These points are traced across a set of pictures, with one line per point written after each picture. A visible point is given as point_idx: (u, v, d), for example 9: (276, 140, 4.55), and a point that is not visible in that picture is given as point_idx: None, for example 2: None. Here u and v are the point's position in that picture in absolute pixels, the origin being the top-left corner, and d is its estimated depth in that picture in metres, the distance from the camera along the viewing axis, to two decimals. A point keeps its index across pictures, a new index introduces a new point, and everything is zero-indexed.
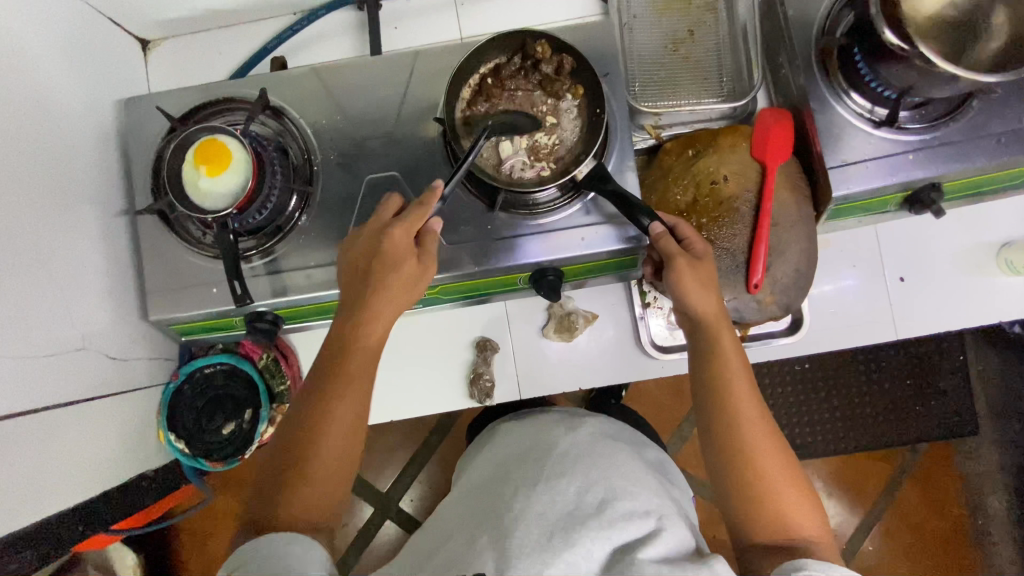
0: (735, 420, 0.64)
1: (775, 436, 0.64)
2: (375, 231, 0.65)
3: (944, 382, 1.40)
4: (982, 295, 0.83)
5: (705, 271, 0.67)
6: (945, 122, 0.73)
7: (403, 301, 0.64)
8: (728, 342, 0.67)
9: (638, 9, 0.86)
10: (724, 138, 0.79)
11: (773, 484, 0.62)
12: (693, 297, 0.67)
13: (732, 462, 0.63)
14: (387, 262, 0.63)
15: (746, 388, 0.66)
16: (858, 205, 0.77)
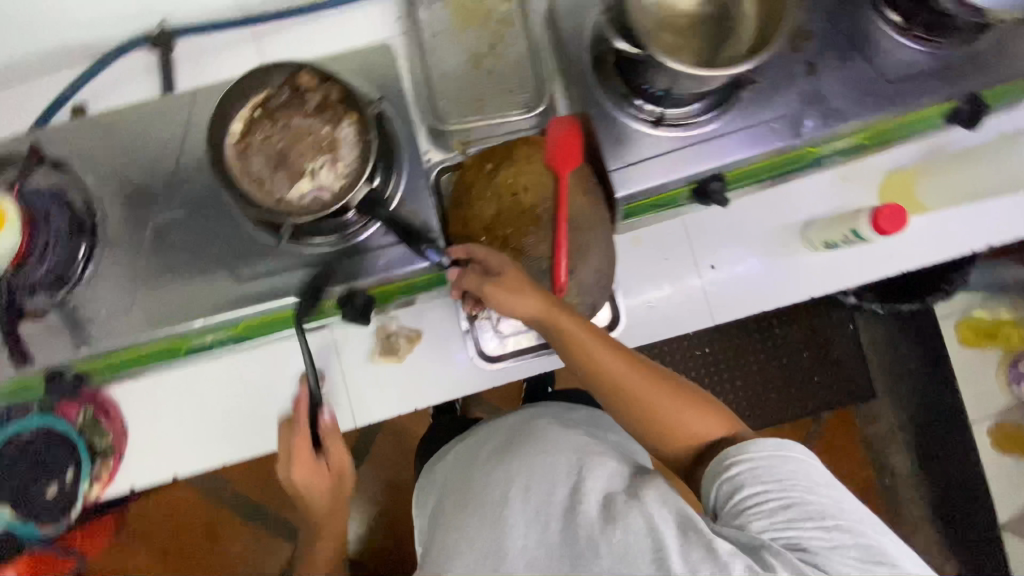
0: (603, 379, 0.68)
1: (646, 370, 0.69)
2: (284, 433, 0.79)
3: (840, 351, 1.46)
4: (790, 274, 0.86)
5: (512, 279, 0.69)
6: (719, 115, 0.76)
7: (325, 467, 0.80)
8: (567, 322, 0.68)
9: (438, 28, 0.87)
10: (520, 149, 0.80)
11: (661, 417, 0.67)
12: (519, 305, 0.68)
13: (626, 410, 0.69)
14: (297, 455, 0.78)
15: (603, 349, 0.69)
16: (649, 203, 0.81)
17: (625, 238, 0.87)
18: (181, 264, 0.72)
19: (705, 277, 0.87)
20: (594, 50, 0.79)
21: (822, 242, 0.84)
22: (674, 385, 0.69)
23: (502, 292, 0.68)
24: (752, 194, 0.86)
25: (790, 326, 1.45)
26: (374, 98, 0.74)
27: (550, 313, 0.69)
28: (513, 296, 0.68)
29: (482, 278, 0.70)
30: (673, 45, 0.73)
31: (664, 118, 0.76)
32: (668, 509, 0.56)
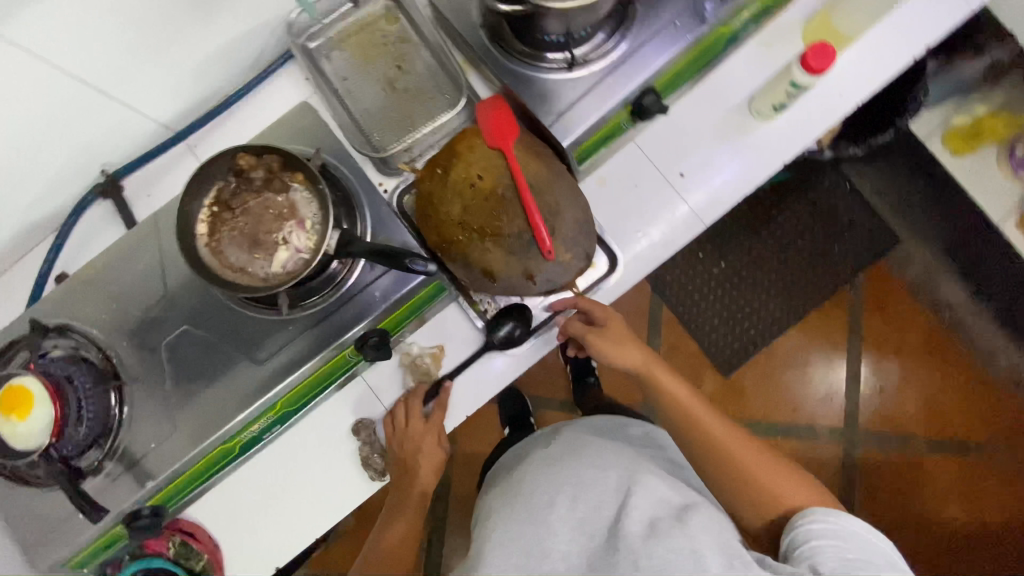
0: (699, 426, 0.80)
1: (748, 439, 0.79)
2: (405, 424, 0.84)
3: (848, 213, 1.66)
4: (755, 148, 0.87)
5: (616, 334, 0.86)
6: (625, 32, 0.79)
7: (435, 458, 0.85)
8: (665, 377, 0.84)
9: (346, 72, 0.92)
10: (460, 144, 0.83)
11: (741, 461, 0.76)
12: (618, 353, 0.85)
13: (708, 451, 0.78)
14: (417, 443, 0.83)
15: (705, 415, 0.80)
16: (598, 138, 0.83)
17: (590, 182, 0.89)
18: (201, 372, 0.76)
19: (679, 188, 0.88)
20: (486, 25, 0.81)
21: (771, 108, 0.84)
22: (788, 467, 0.76)
23: (600, 343, 0.85)
24: (688, 94, 0.88)
25: (784, 215, 1.67)
26: (311, 155, 0.77)
27: (647, 368, 0.85)
28: (611, 345, 0.85)
29: (587, 329, 0.86)
30: None
31: (580, 56, 0.79)
32: (712, 540, 0.65)
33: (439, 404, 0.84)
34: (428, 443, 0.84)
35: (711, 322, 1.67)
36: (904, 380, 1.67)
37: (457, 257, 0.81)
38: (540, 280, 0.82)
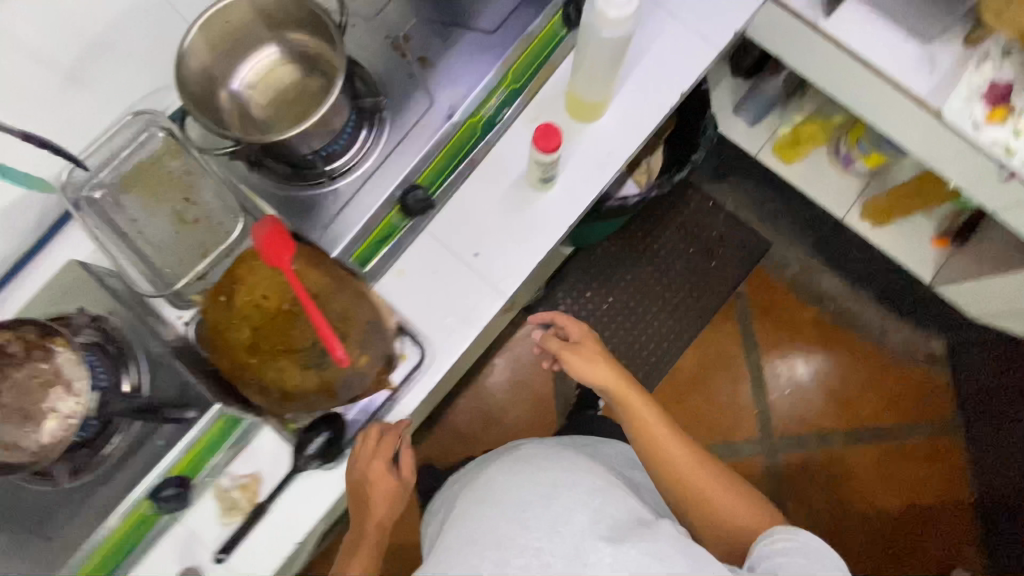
0: (653, 441, 0.84)
1: (708, 465, 0.82)
2: (364, 455, 0.81)
3: (718, 228, 1.73)
4: (538, 217, 0.91)
5: (589, 353, 0.92)
6: (375, 139, 0.82)
7: (393, 496, 0.82)
8: (635, 398, 0.87)
9: (134, 211, 0.90)
10: (240, 267, 0.82)
11: (692, 480, 0.81)
12: (594, 364, 0.91)
13: (670, 472, 0.82)
14: (374, 482, 0.80)
15: (659, 432, 0.84)
16: (372, 240, 0.82)
17: (389, 275, 0.88)
18: None
19: (474, 266, 0.90)
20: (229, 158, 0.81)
21: (537, 181, 0.89)
22: (752, 496, 0.80)
23: (570, 356, 0.92)
24: (466, 176, 0.91)
25: (661, 240, 1.73)
26: (74, 315, 0.77)
27: (621, 387, 0.88)
28: (585, 362, 0.90)
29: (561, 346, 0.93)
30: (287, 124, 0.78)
31: (336, 171, 0.81)
32: (685, 556, 0.66)
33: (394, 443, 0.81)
34: (383, 481, 0.81)
35: (614, 357, 1.67)
36: (808, 377, 1.70)
37: (251, 381, 0.79)
38: (340, 391, 0.79)
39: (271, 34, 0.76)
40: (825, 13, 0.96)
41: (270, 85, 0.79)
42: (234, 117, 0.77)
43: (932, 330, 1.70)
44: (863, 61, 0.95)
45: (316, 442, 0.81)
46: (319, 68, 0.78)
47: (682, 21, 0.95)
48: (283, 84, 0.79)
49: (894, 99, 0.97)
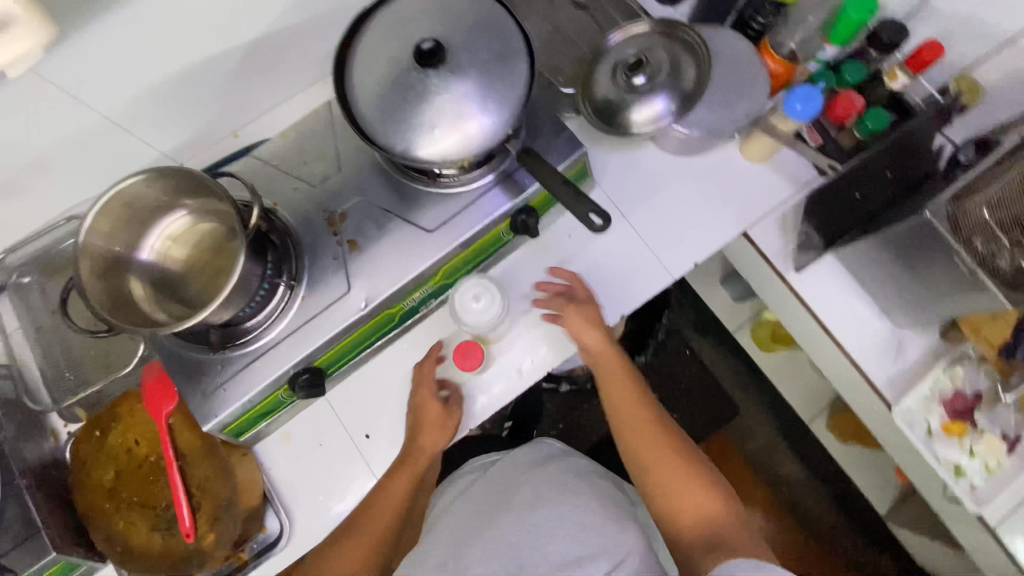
0: (636, 418, 0.82)
1: (671, 435, 0.80)
2: (417, 403, 0.83)
3: (688, 381, 1.64)
4: None
5: (592, 314, 0.85)
6: (280, 316, 0.78)
7: (419, 463, 0.82)
8: (614, 368, 0.85)
9: (55, 303, 0.88)
10: (122, 406, 0.81)
11: (660, 455, 0.78)
12: (581, 336, 0.85)
13: (647, 445, 0.79)
14: (420, 422, 0.83)
15: (636, 414, 0.82)
16: (252, 416, 0.79)
17: (274, 438, 0.85)
18: None
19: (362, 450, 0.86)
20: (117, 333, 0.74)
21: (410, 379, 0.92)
22: (710, 483, 0.75)
23: (566, 326, 0.85)
24: (381, 351, 0.88)
25: None
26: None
27: (607, 350, 0.85)
28: (574, 331, 0.84)
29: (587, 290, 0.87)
30: (203, 291, 0.74)
31: (238, 337, 0.77)
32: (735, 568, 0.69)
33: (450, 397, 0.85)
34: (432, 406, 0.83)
35: None
36: None
37: (99, 530, 0.77)
38: (182, 565, 0.77)
39: (176, 201, 0.74)
40: (795, 266, 0.91)
41: (189, 247, 0.76)
42: (150, 288, 0.74)
43: (886, 551, 1.55)
44: (823, 326, 0.90)
45: None
46: (230, 225, 0.76)
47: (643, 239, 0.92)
48: (202, 241, 0.76)
49: (852, 374, 0.90)
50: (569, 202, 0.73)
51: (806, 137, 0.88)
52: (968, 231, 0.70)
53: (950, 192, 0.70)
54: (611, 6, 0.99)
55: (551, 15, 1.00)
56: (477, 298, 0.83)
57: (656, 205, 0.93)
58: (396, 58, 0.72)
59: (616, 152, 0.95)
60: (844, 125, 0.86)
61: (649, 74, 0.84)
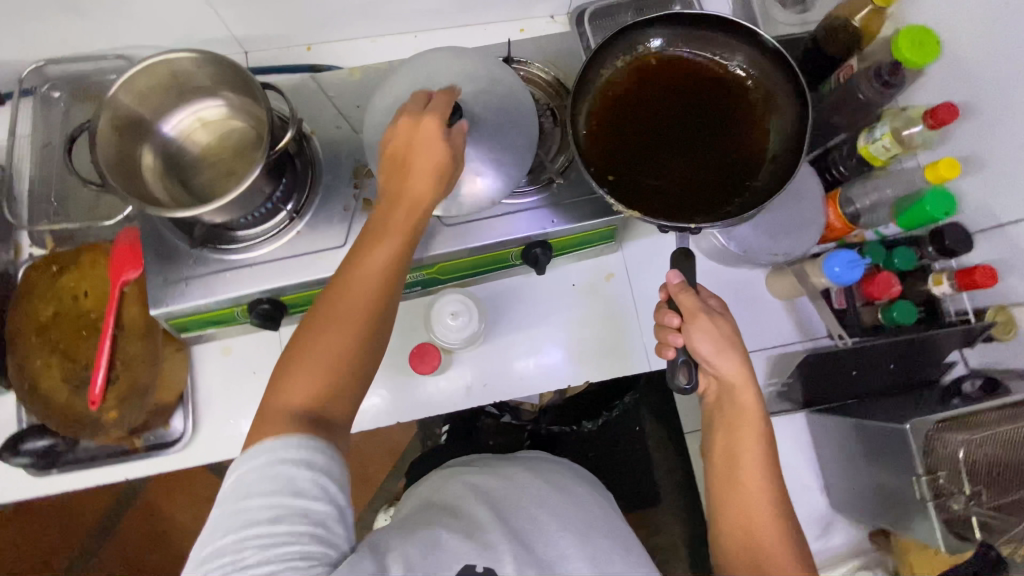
0: (743, 473, 0.65)
1: (775, 485, 0.64)
2: (410, 121, 0.59)
3: None
4: (384, 391, 0.88)
5: (726, 331, 0.68)
6: (270, 240, 0.78)
7: (382, 274, 0.60)
8: (749, 403, 0.67)
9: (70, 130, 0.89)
10: (86, 256, 0.80)
11: (760, 529, 0.62)
12: (718, 363, 0.68)
13: (731, 518, 0.64)
14: (402, 159, 0.59)
15: (749, 472, 0.65)
16: (201, 318, 0.79)
17: (215, 346, 0.85)
18: None
19: None
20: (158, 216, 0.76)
21: None
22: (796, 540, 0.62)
23: (698, 334, 0.68)
24: None
25: None
26: None
27: (742, 387, 0.68)
28: (709, 344, 0.67)
29: (699, 308, 0.68)
30: (211, 188, 0.74)
31: (222, 242, 0.77)
32: None
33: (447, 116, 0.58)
34: (438, 104, 0.61)
35: None
36: None
37: (17, 359, 0.78)
38: (74, 426, 0.76)
39: (221, 92, 0.74)
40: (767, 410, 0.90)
41: (216, 139, 0.76)
42: (160, 166, 0.73)
43: None
44: None
45: (32, 445, 0.77)
46: (261, 134, 0.76)
47: (639, 320, 0.91)
48: (229, 140, 0.76)
49: None
50: (665, 323, 0.70)
51: (832, 297, 0.88)
52: (934, 461, 0.70)
53: (936, 416, 0.69)
54: None
55: None
56: (456, 312, 0.83)
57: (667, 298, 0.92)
58: (495, 77, 0.70)
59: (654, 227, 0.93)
60: (873, 302, 0.86)
61: None
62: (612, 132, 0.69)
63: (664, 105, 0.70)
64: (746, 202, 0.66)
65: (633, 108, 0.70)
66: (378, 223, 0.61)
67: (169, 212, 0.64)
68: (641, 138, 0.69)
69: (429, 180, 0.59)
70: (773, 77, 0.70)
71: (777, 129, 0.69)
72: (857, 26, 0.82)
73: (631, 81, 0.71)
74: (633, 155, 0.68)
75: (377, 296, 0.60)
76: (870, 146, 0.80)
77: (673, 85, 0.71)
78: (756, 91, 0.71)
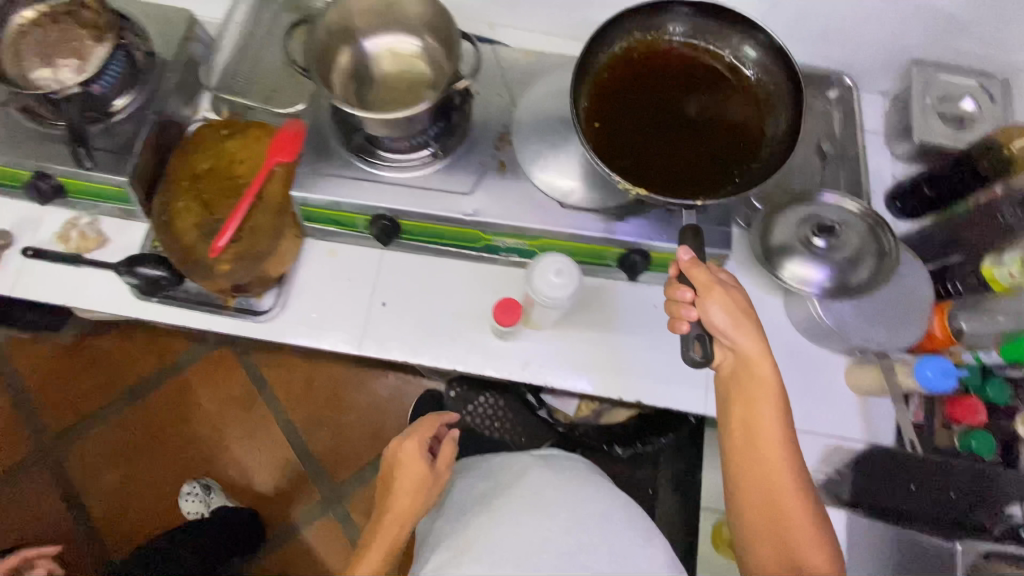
0: (765, 450, 0.71)
1: (796, 462, 0.71)
2: (415, 445, 0.87)
3: None
4: (452, 339, 0.92)
5: (737, 301, 0.72)
6: (411, 168, 0.86)
7: (419, 470, 0.85)
8: (764, 376, 0.72)
9: (272, 29, 1.02)
10: (254, 131, 0.90)
11: (784, 503, 0.70)
12: (738, 335, 0.72)
13: (760, 493, 0.72)
14: (400, 468, 0.86)
15: (767, 446, 0.71)
16: (328, 215, 0.87)
17: (324, 246, 0.93)
18: None
19: (374, 310, 0.92)
20: (331, 117, 0.87)
21: (481, 269, 0.94)
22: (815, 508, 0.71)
23: (715, 305, 0.72)
24: (449, 257, 0.94)
25: None
26: (139, 40, 0.87)
27: (753, 359, 0.72)
28: (724, 315, 0.72)
29: (714, 280, 0.72)
30: (381, 106, 0.83)
31: (371, 156, 0.85)
32: None
33: (424, 440, 0.88)
34: (411, 443, 0.87)
35: None
36: None
37: (166, 194, 0.87)
38: (189, 265, 0.84)
39: (422, 30, 0.83)
40: None
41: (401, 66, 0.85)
42: (349, 73, 0.83)
43: None
44: None
45: (149, 270, 0.86)
46: (438, 75, 0.84)
47: None
48: (410, 70, 0.84)
49: None
50: (678, 298, 0.74)
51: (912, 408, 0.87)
52: None
53: None
54: (841, 171, 1.00)
55: None
56: (559, 271, 0.80)
57: None
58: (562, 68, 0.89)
59: (750, 280, 0.95)
60: (952, 425, 0.85)
61: (828, 245, 0.85)
62: (624, 102, 0.83)
63: (673, 85, 0.84)
64: (747, 177, 0.80)
65: (645, 85, 0.84)
66: (402, 473, 0.85)
67: (348, 109, 0.73)
68: (648, 112, 0.83)
69: (417, 458, 0.86)
70: (778, 73, 0.84)
71: (777, 119, 0.83)
72: (1013, 153, 0.84)
73: (646, 60, 0.85)
74: (644, 128, 0.81)
75: (421, 475, 0.85)
76: (995, 269, 0.80)
77: (682, 68, 0.86)
78: (756, 87, 0.86)
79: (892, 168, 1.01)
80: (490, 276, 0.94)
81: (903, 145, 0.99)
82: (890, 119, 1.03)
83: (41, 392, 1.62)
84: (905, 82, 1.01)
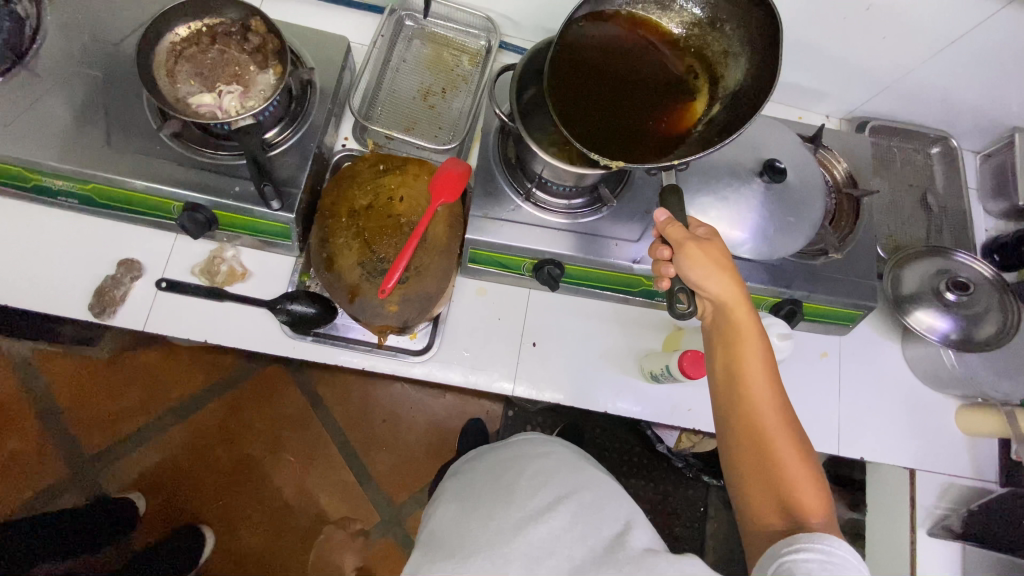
0: (741, 396, 0.67)
1: (783, 408, 0.66)
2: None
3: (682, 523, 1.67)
4: (603, 380, 0.93)
5: (715, 251, 0.69)
6: (579, 214, 0.86)
7: None
8: (745, 326, 0.68)
9: (410, 56, 1.00)
10: (412, 167, 0.88)
11: (772, 448, 0.64)
12: (711, 287, 0.69)
13: (737, 440, 0.66)
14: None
15: (748, 397, 0.66)
16: (493, 257, 0.87)
17: (473, 285, 0.94)
18: (58, 117, 0.79)
19: (524, 350, 0.93)
20: (499, 159, 0.86)
21: (626, 312, 0.97)
22: (801, 444, 0.65)
23: (685, 260, 0.69)
24: (597, 298, 0.95)
25: None
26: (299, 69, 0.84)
27: (731, 310, 0.69)
28: (698, 268, 0.69)
29: (686, 236, 0.69)
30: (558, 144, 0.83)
31: (540, 201, 0.86)
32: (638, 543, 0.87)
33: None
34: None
35: None
36: None
37: (324, 229, 0.84)
38: (356, 305, 0.82)
39: None
40: (928, 528, 0.95)
41: None
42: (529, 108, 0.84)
43: None
44: None
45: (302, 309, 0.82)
46: None
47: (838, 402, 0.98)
48: None
49: None
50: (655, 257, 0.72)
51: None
52: None
53: None
54: (947, 225, 1.08)
55: (897, 192, 1.09)
56: None
57: (866, 392, 0.99)
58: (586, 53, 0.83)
59: (869, 324, 1.02)
60: None
61: (959, 300, 0.91)
62: (586, 72, 0.72)
63: (629, 54, 0.74)
64: (717, 137, 0.71)
65: (604, 56, 0.73)
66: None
67: (546, 155, 0.73)
68: (617, 92, 0.72)
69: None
70: (744, 7, 0.71)
71: (741, 65, 0.73)
72: None
73: (601, 29, 0.75)
74: (608, 105, 0.71)
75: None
76: None
77: (640, 35, 0.76)
78: (716, 36, 0.75)
79: (985, 222, 1.11)
80: (636, 319, 0.96)
81: (1001, 204, 1.09)
82: (985, 177, 1.12)
83: (55, 406, 1.26)
84: (1002, 145, 1.10)
